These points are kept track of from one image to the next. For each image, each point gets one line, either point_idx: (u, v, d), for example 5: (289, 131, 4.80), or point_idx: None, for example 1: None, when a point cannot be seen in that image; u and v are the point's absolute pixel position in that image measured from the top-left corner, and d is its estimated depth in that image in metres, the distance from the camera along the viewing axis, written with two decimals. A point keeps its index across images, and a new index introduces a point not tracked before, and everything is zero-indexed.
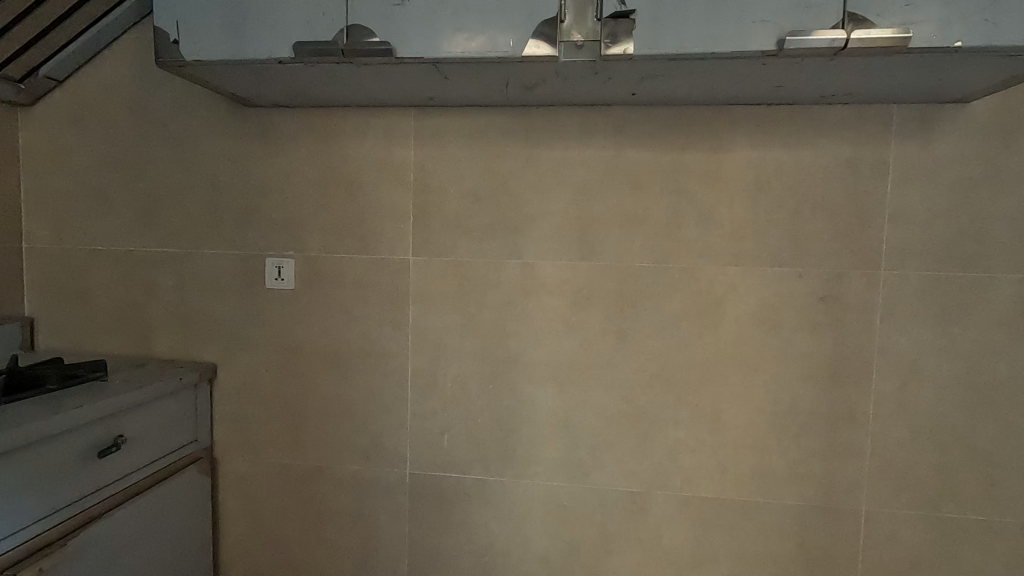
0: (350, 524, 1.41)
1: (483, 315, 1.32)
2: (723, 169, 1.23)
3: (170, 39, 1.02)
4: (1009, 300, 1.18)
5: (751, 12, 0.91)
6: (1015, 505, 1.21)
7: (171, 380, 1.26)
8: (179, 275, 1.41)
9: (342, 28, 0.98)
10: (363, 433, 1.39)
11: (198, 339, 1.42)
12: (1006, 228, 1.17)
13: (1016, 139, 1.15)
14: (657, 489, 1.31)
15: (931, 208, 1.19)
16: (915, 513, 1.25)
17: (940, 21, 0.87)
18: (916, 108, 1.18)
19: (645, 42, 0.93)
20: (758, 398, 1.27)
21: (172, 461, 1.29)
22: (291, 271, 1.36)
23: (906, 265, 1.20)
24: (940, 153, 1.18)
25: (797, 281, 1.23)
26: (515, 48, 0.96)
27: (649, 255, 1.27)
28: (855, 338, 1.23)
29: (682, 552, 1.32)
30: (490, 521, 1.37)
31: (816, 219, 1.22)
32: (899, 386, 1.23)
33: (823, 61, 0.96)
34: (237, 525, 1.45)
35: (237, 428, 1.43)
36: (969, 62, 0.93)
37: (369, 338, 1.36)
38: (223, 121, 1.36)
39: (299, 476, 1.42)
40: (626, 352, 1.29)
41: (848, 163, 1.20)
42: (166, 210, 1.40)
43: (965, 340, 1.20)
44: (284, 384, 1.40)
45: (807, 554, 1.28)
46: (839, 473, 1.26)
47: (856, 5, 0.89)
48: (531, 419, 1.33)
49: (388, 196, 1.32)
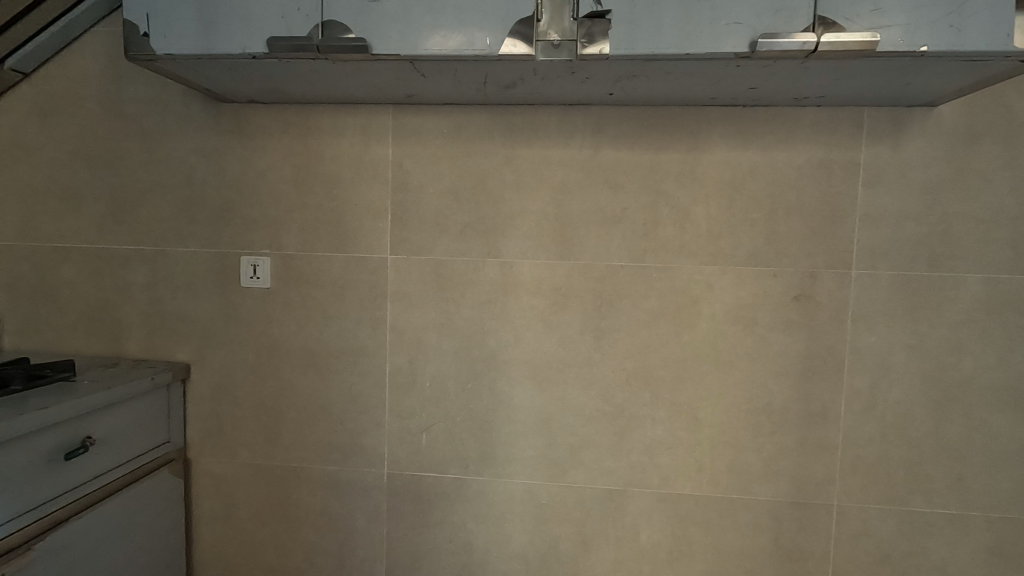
0: (327, 525, 1.40)
1: (462, 314, 1.32)
2: (698, 169, 1.24)
3: (141, 33, 1.01)
4: (975, 299, 1.21)
5: (723, 14, 0.92)
6: (982, 499, 1.24)
7: (142, 380, 1.24)
8: (152, 273, 1.39)
9: (318, 24, 0.98)
10: (340, 432, 1.38)
11: (172, 339, 1.40)
12: (971, 228, 1.20)
13: (981, 142, 1.18)
14: (634, 487, 1.32)
15: (899, 209, 1.22)
16: (887, 509, 1.27)
17: (907, 24, 0.89)
18: (886, 111, 1.21)
19: (620, 42, 0.94)
20: (734, 397, 1.28)
21: (144, 462, 1.27)
22: (267, 269, 1.35)
23: (876, 264, 1.23)
24: (909, 155, 1.20)
25: (771, 281, 1.25)
26: (491, 46, 0.97)
27: (626, 254, 1.28)
28: (827, 337, 1.25)
29: (660, 550, 1.32)
30: (468, 520, 1.36)
31: (790, 219, 1.23)
32: (871, 383, 1.25)
33: (793, 64, 0.97)
34: (211, 527, 1.43)
35: (212, 428, 1.41)
36: (934, 66, 0.96)
37: (347, 337, 1.35)
38: (199, 117, 1.35)
39: (275, 477, 1.40)
40: (604, 351, 1.30)
41: (820, 165, 1.22)
42: (139, 208, 1.38)
43: (934, 338, 1.23)
44: (260, 383, 1.39)
45: (782, 549, 1.30)
46: (814, 470, 1.28)
47: (826, 8, 0.90)
48: (509, 418, 1.33)
49: (366, 194, 1.32)
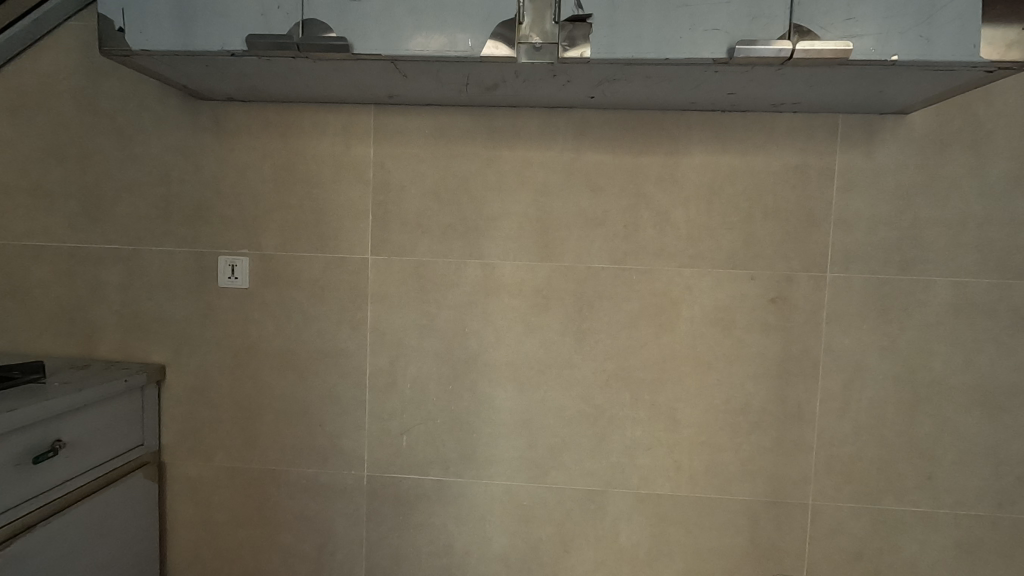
0: (305, 528, 1.38)
1: (443, 315, 1.32)
2: (678, 173, 1.26)
3: (115, 28, 0.99)
4: (944, 301, 1.24)
5: (702, 20, 0.94)
6: (950, 497, 1.27)
7: (116, 382, 1.22)
8: (127, 273, 1.36)
9: (298, 23, 0.98)
10: (319, 434, 1.36)
11: (146, 340, 1.37)
12: (940, 233, 1.23)
13: (950, 149, 1.22)
14: (614, 487, 1.32)
15: (872, 214, 1.24)
16: (860, 507, 1.29)
17: (878, 34, 0.92)
18: (860, 118, 1.24)
19: (601, 46, 0.95)
20: (713, 397, 1.30)
21: (117, 465, 1.25)
22: (245, 269, 1.33)
23: (850, 268, 1.26)
24: (881, 161, 1.23)
25: (749, 283, 1.27)
26: (473, 48, 0.97)
27: (607, 256, 1.29)
28: (802, 338, 1.27)
29: (639, 550, 1.33)
30: (448, 522, 1.36)
31: (767, 223, 1.26)
32: (845, 384, 1.28)
33: (769, 70, 0.99)
34: (186, 531, 1.40)
35: (188, 431, 1.38)
36: (905, 75, 0.98)
37: (326, 337, 1.34)
38: (176, 115, 1.33)
39: (252, 480, 1.38)
40: (585, 352, 1.30)
41: (796, 170, 1.25)
42: (113, 206, 1.35)
43: (904, 340, 1.26)
44: (238, 385, 1.37)
45: (759, 548, 1.32)
46: (789, 469, 1.30)
47: (801, 17, 0.92)
48: (490, 419, 1.33)
49: (347, 194, 1.31)
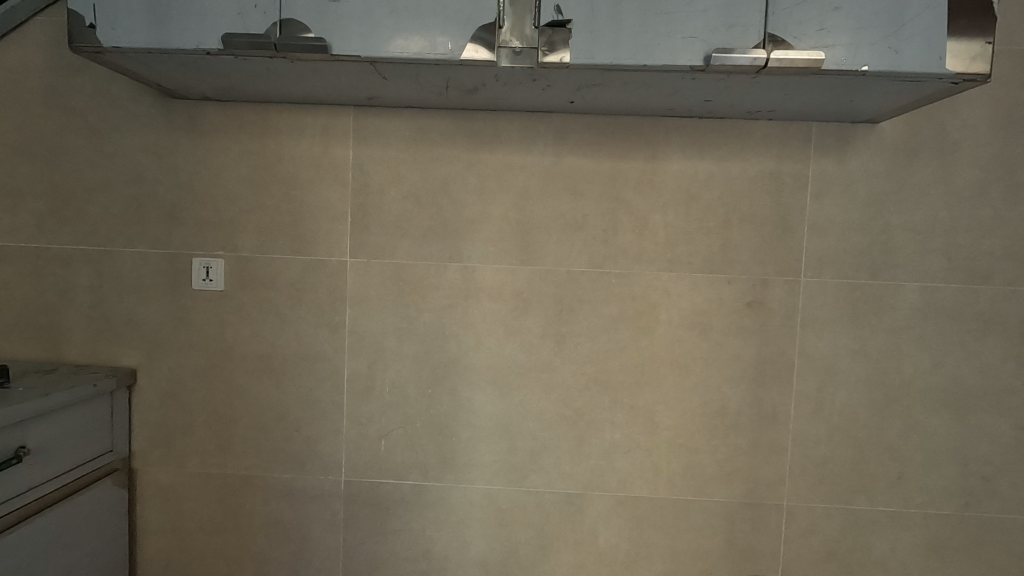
0: (281, 535, 1.36)
1: (422, 319, 1.31)
2: (657, 178, 1.27)
3: (86, 24, 0.97)
4: (913, 306, 1.28)
5: (679, 28, 0.95)
6: (919, 497, 1.30)
7: (84, 387, 1.18)
8: (97, 275, 1.33)
9: (276, 22, 0.97)
10: (296, 439, 1.34)
11: (117, 343, 1.34)
12: (909, 239, 1.27)
13: (918, 157, 1.25)
14: (593, 490, 1.33)
15: (845, 220, 1.27)
16: (833, 508, 1.31)
17: (850, 45, 0.94)
18: (833, 126, 1.26)
19: (581, 51, 0.96)
20: (690, 400, 1.31)
21: (85, 472, 1.21)
22: (220, 271, 1.31)
23: (823, 272, 1.28)
24: (853, 169, 1.26)
25: (726, 287, 1.29)
26: (453, 51, 0.97)
27: (586, 260, 1.29)
28: (778, 342, 1.30)
29: (618, 553, 1.34)
30: (427, 527, 1.35)
31: (743, 228, 1.28)
32: (818, 387, 1.30)
33: (745, 78, 1.01)
34: (157, 539, 1.37)
35: (159, 437, 1.35)
36: (874, 85, 1.01)
37: (304, 340, 1.32)
38: (150, 114, 1.30)
39: (226, 487, 1.36)
40: (565, 356, 1.31)
41: (772, 176, 1.27)
42: (83, 207, 1.32)
43: (875, 343, 1.29)
44: (212, 389, 1.34)
45: (735, 549, 1.33)
46: (764, 471, 1.32)
47: (776, 27, 0.94)
48: (470, 423, 1.33)
49: (325, 195, 1.30)
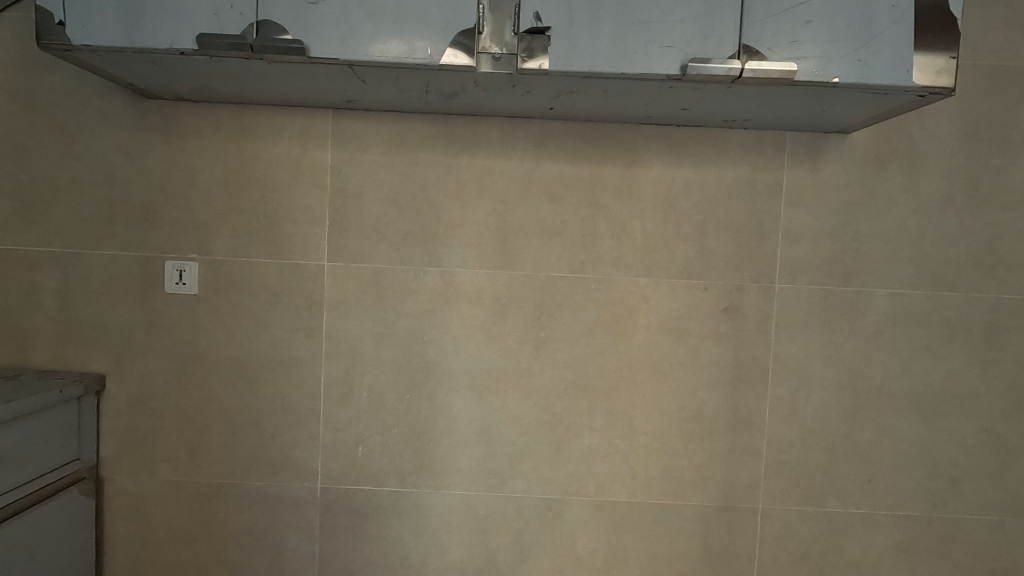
0: (254, 544, 1.33)
1: (400, 323, 1.30)
2: (635, 184, 1.29)
3: (55, 21, 0.94)
4: (883, 312, 1.31)
5: (656, 37, 0.96)
6: (889, 498, 1.33)
7: (50, 394, 1.15)
8: (64, 277, 1.29)
9: (252, 23, 0.95)
10: (270, 446, 1.32)
11: (85, 349, 1.30)
12: (879, 246, 1.30)
13: (887, 168, 1.29)
14: (572, 495, 1.33)
15: (817, 227, 1.30)
16: (806, 510, 1.34)
17: (821, 57, 0.96)
18: (806, 136, 1.29)
19: (559, 58, 0.97)
20: (667, 405, 1.32)
21: (51, 481, 1.17)
22: (193, 275, 1.29)
23: (797, 279, 1.30)
24: (825, 177, 1.29)
25: (702, 293, 1.30)
26: (433, 56, 0.97)
27: (566, 265, 1.30)
28: (753, 347, 1.31)
29: (596, 558, 1.34)
30: (404, 534, 1.33)
31: (719, 234, 1.30)
32: (792, 392, 1.32)
33: (721, 88, 1.03)
34: (125, 549, 1.33)
35: (129, 444, 1.32)
36: (845, 96, 1.04)
37: (280, 345, 1.30)
38: (122, 114, 1.27)
39: (198, 495, 1.33)
40: (543, 360, 1.31)
41: (747, 184, 1.29)
42: (50, 208, 1.28)
43: (846, 348, 1.31)
44: (184, 395, 1.31)
45: (711, 553, 1.34)
46: (740, 475, 1.33)
47: (750, 38, 0.96)
48: (448, 429, 1.32)
49: (302, 198, 1.28)
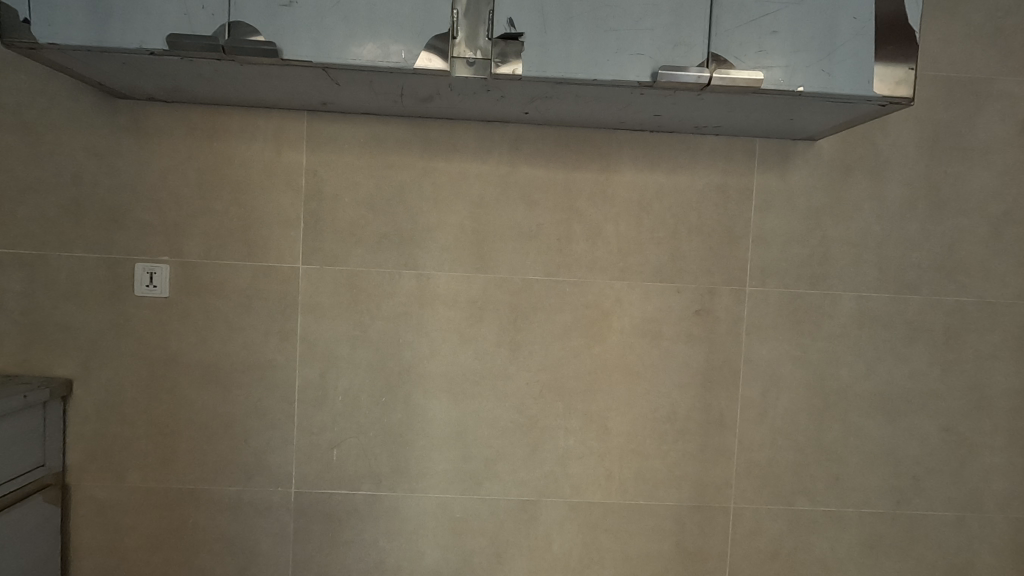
0: (226, 550, 1.32)
1: (376, 326, 1.30)
2: (610, 188, 1.31)
3: (20, 18, 0.93)
4: (850, 314, 1.34)
5: (628, 45, 0.98)
6: (855, 497, 1.37)
7: (14, 399, 1.12)
8: (29, 280, 1.26)
9: (224, 25, 0.95)
10: (243, 451, 1.31)
11: (51, 352, 1.28)
12: (845, 251, 1.34)
13: (852, 174, 1.33)
14: (547, 496, 1.34)
15: (787, 232, 1.33)
16: (776, 509, 1.36)
17: (787, 66, 0.99)
18: (775, 143, 1.32)
19: (533, 63, 0.98)
20: (641, 407, 1.34)
21: (15, 488, 1.14)
22: (164, 278, 1.27)
23: (767, 282, 1.33)
24: (794, 183, 1.33)
25: (675, 296, 1.33)
26: (406, 60, 0.97)
27: (541, 268, 1.31)
28: (724, 349, 1.34)
29: (570, 559, 1.35)
30: (379, 538, 1.33)
31: (691, 238, 1.32)
32: (762, 392, 1.35)
33: (691, 95, 1.05)
34: (92, 557, 1.30)
35: (97, 449, 1.29)
36: (810, 105, 1.07)
37: (253, 349, 1.29)
38: (91, 114, 1.25)
39: (168, 501, 1.30)
40: (519, 363, 1.32)
41: (718, 189, 1.32)
42: (15, 209, 1.25)
43: (814, 350, 1.35)
44: (154, 400, 1.29)
45: (684, 552, 1.36)
46: (712, 474, 1.35)
47: (718, 46, 0.98)
48: (424, 432, 1.32)
49: (276, 200, 1.28)
